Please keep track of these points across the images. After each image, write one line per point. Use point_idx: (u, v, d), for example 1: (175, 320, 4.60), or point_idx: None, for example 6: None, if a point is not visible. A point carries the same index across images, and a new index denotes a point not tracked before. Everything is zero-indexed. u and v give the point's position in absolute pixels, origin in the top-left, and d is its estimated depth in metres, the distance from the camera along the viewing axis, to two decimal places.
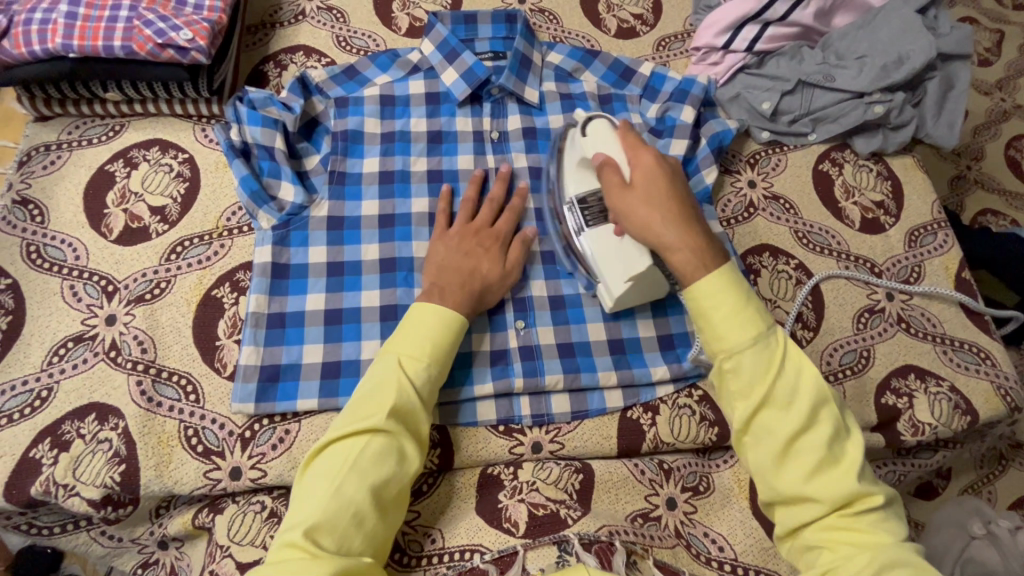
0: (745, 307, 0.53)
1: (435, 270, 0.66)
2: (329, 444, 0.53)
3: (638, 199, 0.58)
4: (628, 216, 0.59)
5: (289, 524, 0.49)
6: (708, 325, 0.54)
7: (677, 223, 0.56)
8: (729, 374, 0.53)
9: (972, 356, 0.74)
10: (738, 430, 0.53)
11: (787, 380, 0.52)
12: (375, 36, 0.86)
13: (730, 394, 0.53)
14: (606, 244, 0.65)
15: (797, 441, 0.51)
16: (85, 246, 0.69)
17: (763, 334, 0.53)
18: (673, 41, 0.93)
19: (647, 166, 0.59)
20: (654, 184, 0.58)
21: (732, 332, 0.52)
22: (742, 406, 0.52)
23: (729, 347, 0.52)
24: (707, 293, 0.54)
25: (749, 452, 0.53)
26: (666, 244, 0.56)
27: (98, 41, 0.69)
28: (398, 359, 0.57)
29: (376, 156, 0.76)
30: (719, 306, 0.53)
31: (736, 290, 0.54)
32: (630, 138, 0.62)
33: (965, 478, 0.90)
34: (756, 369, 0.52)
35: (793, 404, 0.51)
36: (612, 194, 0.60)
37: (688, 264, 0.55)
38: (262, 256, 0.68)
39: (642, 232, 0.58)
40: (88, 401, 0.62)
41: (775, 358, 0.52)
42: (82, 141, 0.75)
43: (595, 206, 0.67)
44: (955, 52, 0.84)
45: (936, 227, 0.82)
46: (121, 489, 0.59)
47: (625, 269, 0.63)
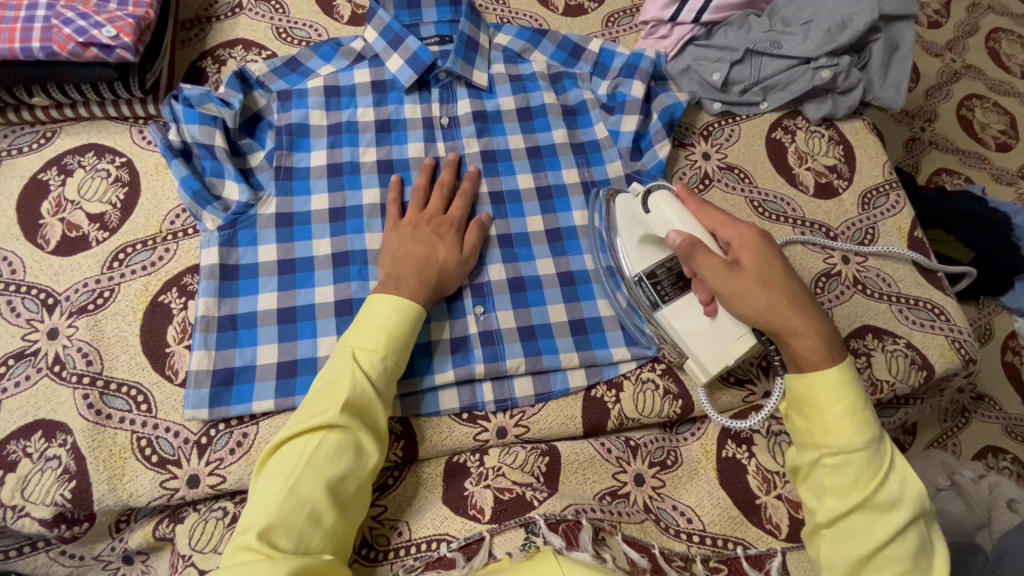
0: (861, 411, 0.53)
1: (390, 260, 0.65)
2: (283, 441, 0.52)
3: (754, 284, 0.58)
4: (743, 299, 0.58)
5: (243, 526, 0.48)
6: (817, 418, 0.54)
7: (798, 307, 0.57)
8: (827, 470, 0.53)
9: (926, 313, 0.76)
10: (820, 521, 0.53)
11: (891, 488, 0.51)
12: (316, 26, 0.84)
13: (823, 487, 0.53)
14: (696, 324, 0.63)
15: (883, 552, 0.49)
16: (21, 259, 0.67)
17: (874, 440, 0.53)
18: (622, 16, 0.92)
19: (750, 245, 0.60)
20: (765, 268, 0.59)
21: (842, 432, 0.52)
22: (835, 501, 0.52)
23: (835, 445, 0.52)
24: (822, 388, 0.54)
25: (825, 545, 0.52)
26: (792, 330, 0.57)
27: (14, 43, 0.65)
28: (352, 352, 0.56)
29: (323, 149, 0.75)
30: (834, 404, 0.53)
31: (854, 394, 0.53)
32: (715, 216, 0.63)
33: (931, 433, 0.93)
34: (861, 472, 0.51)
35: (889, 512, 0.50)
36: (719, 276, 0.59)
37: (813, 350, 0.55)
38: (208, 258, 0.67)
39: (763, 316, 0.58)
40: (33, 418, 0.60)
41: (881, 468, 0.52)
42: (12, 150, 0.72)
43: (666, 280, 0.66)
44: (897, 13, 0.84)
45: (887, 188, 0.83)
46: (74, 506, 0.57)
47: (726, 349, 0.62)
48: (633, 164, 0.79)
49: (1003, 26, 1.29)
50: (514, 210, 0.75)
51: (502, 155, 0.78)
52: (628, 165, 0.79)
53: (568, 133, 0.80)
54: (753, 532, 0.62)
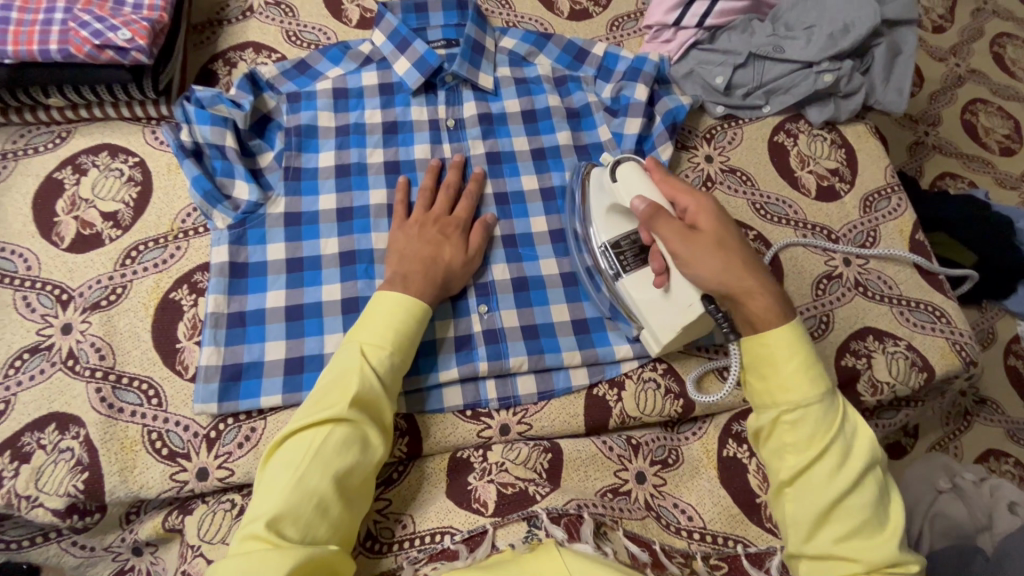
0: (813, 364, 0.54)
1: (396, 258, 0.66)
2: (292, 433, 0.53)
3: (710, 246, 0.58)
4: (699, 259, 0.57)
5: (251, 516, 0.49)
6: (773, 374, 0.54)
7: (752, 269, 0.57)
8: (786, 427, 0.53)
9: (927, 315, 0.76)
10: (783, 479, 0.53)
11: (846, 439, 0.52)
12: (325, 29, 0.85)
13: (782, 445, 0.53)
14: (653, 293, 0.64)
15: (844, 502, 0.50)
16: (36, 256, 0.68)
17: (828, 392, 0.53)
18: (627, 20, 0.93)
19: (706, 210, 0.60)
20: (720, 232, 0.59)
21: (797, 386, 0.53)
22: (795, 458, 0.52)
23: (793, 401, 0.52)
24: (777, 344, 0.54)
25: (789, 504, 0.52)
26: (746, 290, 0.56)
27: (33, 46, 0.66)
28: (361, 348, 0.57)
29: (331, 150, 0.76)
30: (788, 359, 0.54)
31: (806, 349, 0.54)
32: (673, 184, 0.63)
33: (932, 436, 0.93)
34: (818, 426, 0.52)
35: (846, 462, 0.51)
36: (678, 238, 0.58)
37: (769, 310, 0.55)
38: (218, 256, 0.68)
39: (719, 277, 0.57)
40: (47, 411, 0.61)
41: (836, 420, 0.52)
42: (28, 150, 0.73)
43: (629, 251, 0.67)
44: (900, 18, 0.85)
45: (889, 191, 0.84)
46: (86, 497, 0.59)
47: (677, 319, 0.62)
48: None
49: (1008, 31, 1.29)
50: (518, 210, 0.76)
51: (506, 156, 0.79)
52: None
53: (572, 135, 0.81)
54: (752, 529, 0.63)
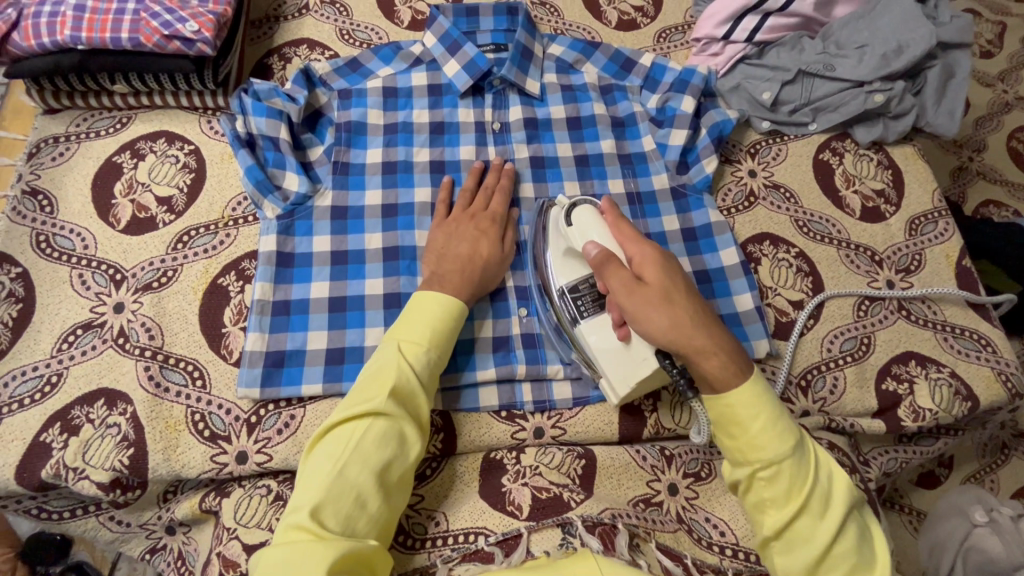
0: (779, 418, 0.52)
1: (438, 259, 0.67)
2: (332, 425, 0.54)
3: (656, 300, 0.55)
4: (647, 317, 0.55)
5: (294, 505, 0.50)
6: (742, 434, 0.52)
7: (702, 323, 0.55)
8: (762, 483, 0.51)
9: (973, 343, 0.75)
10: (768, 534, 0.51)
11: (823, 489, 0.51)
12: (377, 29, 0.87)
13: (761, 500, 0.52)
14: (609, 343, 0.62)
15: (832, 552, 0.49)
16: (93, 235, 0.71)
17: (798, 446, 0.51)
18: (674, 32, 0.93)
19: (652, 260, 0.58)
20: (668, 283, 0.56)
21: (768, 444, 0.51)
22: (776, 513, 0.51)
23: (766, 458, 0.51)
24: (742, 403, 0.52)
25: (778, 559, 0.51)
26: (698, 348, 0.54)
27: (105, 33, 0.69)
28: (398, 345, 0.58)
29: (379, 147, 0.77)
30: (754, 417, 0.52)
31: (769, 400, 0.52)
32: (624, 228, 0.61)
33: (967, 468, 0.91)
34: (793, 481, 0.50)
35: (826, 513, 0.50)
36: (625, 292, 0.57)
37: (725, 368, 0.53)
38: (267, 245, 0.69)
39: (668, 334, 0.55)
40: (97, 385, 0.63)
41: (809, 474, 0.51)
42: (90, 133, 0.76)
43: (588, 295, 0.64)
44: (955, 41, 0.84)
45: (936, 216, 0.82)
46: (130, 473, 0.60)
47: (632, 371, 0.60)
48: (680, 177, 0.80)
49: None
50: None
51: (550, 162, 0.80)
52: (673, 178, 0.80)
53: (616, 144, 0.81)
54: None
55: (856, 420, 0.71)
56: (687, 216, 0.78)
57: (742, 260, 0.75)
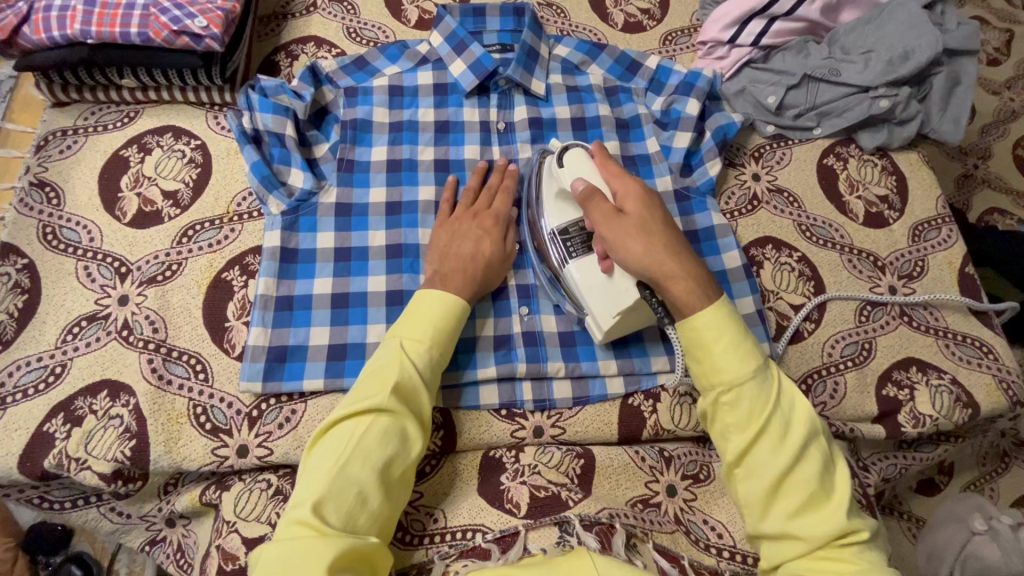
0: (743, 343, 0.54)
1: (440, 259, 0.67)
2: (335, 422, 0.54)
3: (633, 229, 0.58)
4: (623, 246, 0.58)
5: (295, 501, 0.50)
6: (706, 358, 0.55)
7: (675, 253, 0.58)
8: (725, 408, 0.54)
9: (974, 350, 0.74)
10: (731, 461, 0.53)
11: (783, 414, 0.52)
12: (385, 28, 0.88)
13: (724, 426, 0.54)
14: (594, 279, 0.63)
15: (789, 476, 0.51)
16: (98, 228, 0.71)
17: (760, 370, 0.54)
18: (680, 35, 0.94)
19: (634, 194, 0.61)
20: (646, 214, 0.59)
21: (729, 367, 0.53)
22: (738, 438, 0.53)
23: (727, 382, 0.53)
24: (707, 328, 0.55)
25: (740, 485, 0.53)
26: (669, 275, 0.57)
27: (115, 28, 0.70)
28: (401, 343, 0.58)
29: (384, 145, 0.77)
30: (718, 340, 0.55)
31: (734, 326, 0.55)
32: (611, 167, 0.63)
33: (967, 475, 0.91)
34: (753, 404, 0.52)
35: (786, 438, 0.52)
36: (605, 222, 0.60)
37: (691, 293, 0.56)
38: (271, 241, 0.70)
39: (642, 262, 0.58)
40: (100, 377, 0.63)
41: (770, 396, 0.53)
42: (98, 127, 0.76)
43: (577, 237, 0.65)
44: (962, 48, 0.84)
45: (940, 222, 0.82)
46: (131, 464, 0.61)
47: (616, 303, 0.61)
48: (683, 179, 0.80)
49: None
50: None
51: None
52: (677, 180, 0.80)
53: (620, 145, 0.81)
54: None
55: (855, 425, 0.71)
56: (689, 218, 0.78)
57: (744, 263, 0.76)
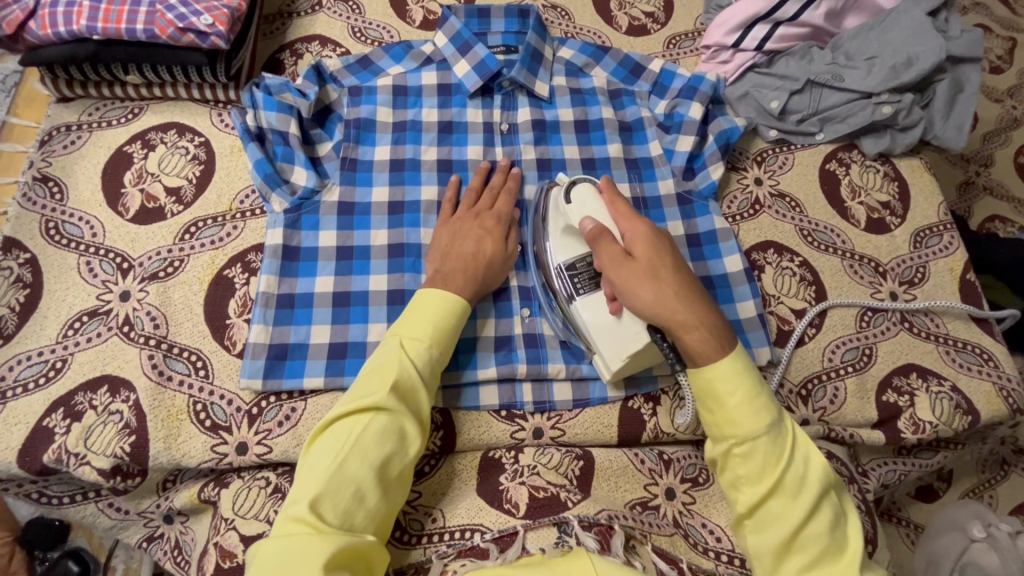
0: (758, 396, 0.54)
1: (442, 258, 0.67)
2: (334, 420, 0.54)
3: (644, 275, 0.58)
4: (634, 292, 0.58)
5: (293, 498, 0.50)
6: (720, 409, 0.55)
7: (688, 300, 0.57)
8: (737, 460, 0.54)
9: (974, 357, 0.74)
10: (742, 512, 0.53)
11: (798, 468, 0.52)
12: (389, 28, 0.88)
13: (737, 477, 0.54)
14: (603, 319, 0.63)
15: (803, 531, 0.50)
16: (101, 223, 0.71)
17: (775, 423, 0.54)
18: (684, 39, 0.94)
19: (644, 236, 0.60)
20: (658, 259, 0.59)
21: (744, 420, 0.53)
22: (750, 490, 0.53)
23: (741, 434, 0.53)
24: (721, 380, 0.55)
25: (750, 536, 0.53)
26: (681, 323, 0.57)
27: (121, 24, 0.70)
28: (400, 342, 0.58)
29: (388, 144, 0.78)
30: (731, 393, 0.55)
31: (749, 378, 0.55)
32: (619, 206, 0.62)
33: (966, 483, 0.91)
34: (767, 458, 0.52)
35: (800, 493, 0.51)
36: (615, 266, 0.59)
37: (705, 343, 0.56)
38: (273, 238, 0.70)
39: (653, 309, 0.57)
40: (101, 372, 0.63)
41: (785, 450, 0.53)
42: (102, 123, 0.76)
43: (584, 273, 0.65)
44: (965, 55, 0.84)
45: (942, 229, 0.82)
46: (130, 460, 0.61)
47: (623, 345, 0.61)
48: (686, 183, 0.80)
49: None
50: None
51: (556, 163, 0.80)
52: (680, 184, 0.80)
53: (623, 148, 0.81)
54: None
55: (855, 431, 0.71)
56: (692, 221, 0.78)
57: (745, 267, 0.76)
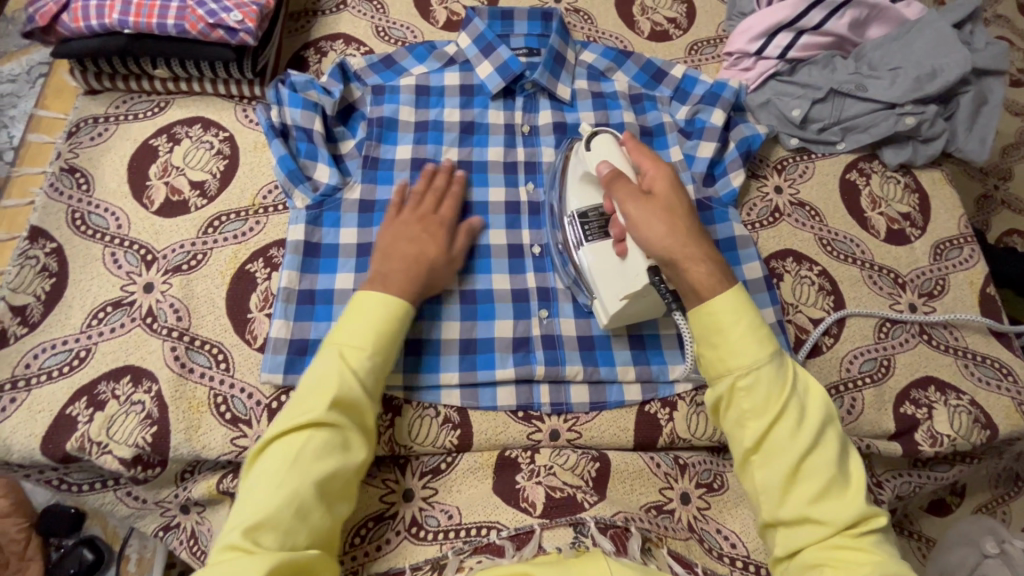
0: (759, 329, 0.56)
1: (384, 257, 0.65)
2: (275, 437, 0.54)
3: (661, 209, 0.59)
4: (650, 223, 0.58)
5: (232, 523, 0.50)
6: (724, 343, 0.56)
7: (698, 238, 0.59)
8: (742, 394, 0.55)
9: (994, 372, 0.74)
10: (749, 448, 0.54)
11: (799, 398, 0.55)
12: (412, 28, 0.88)
13: (742, 413, 0.55)
14: (607, 261, 0.63)
15: (807, 461, 0.53)
16: (127, 215, 0.72)
17: (775, 355, 0.56)
18: (705, 45, 0.94)
19: (663, 177, 0.62)
20: (674, 198, 0.61)
21: (746, 351, 0.55)
22: (756, 424, 0.54)
23: (745, 366, 0.55)
24: (724, 313, 0.56)
25: (757, 472, 0.54)
26: (691, 257, 0.58)
27: (152, 19, 0.71)
28: (340, 351, 0.58)
29: (409, 144, 0.78)
30: (735, 326, 0.56)
31: (750, 311, 0.57)
32: (643, 151, 0.64)
33: (979, 498, 0.90)
34: (770, 389, 0.54)
35: (803, 423, 0.54)
36: (634, 200, 0.60)
37: (711, 277, 0.57)
38: (295, 235, 0.70)
39: (666, 240, 0.58)
40: (123, 363, 0.64)
41: (787, 379, 0.55)
42: (128, 116, 0.77)
43: (595, 222, 0.66)
44: (989, 68, 0.84)
45: (962, 242, 0.82)
46: (152, 450, 0.61)
47: (623, 287, 0.62)
48: (706, 188, 0.80)
49: None
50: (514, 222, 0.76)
51: None
52: (700, 189, 0.80)
53: None
54: None
55: (873, 441, 0.71)
56: (711, 227, 0.78)
57: (765, 275, 0.76)
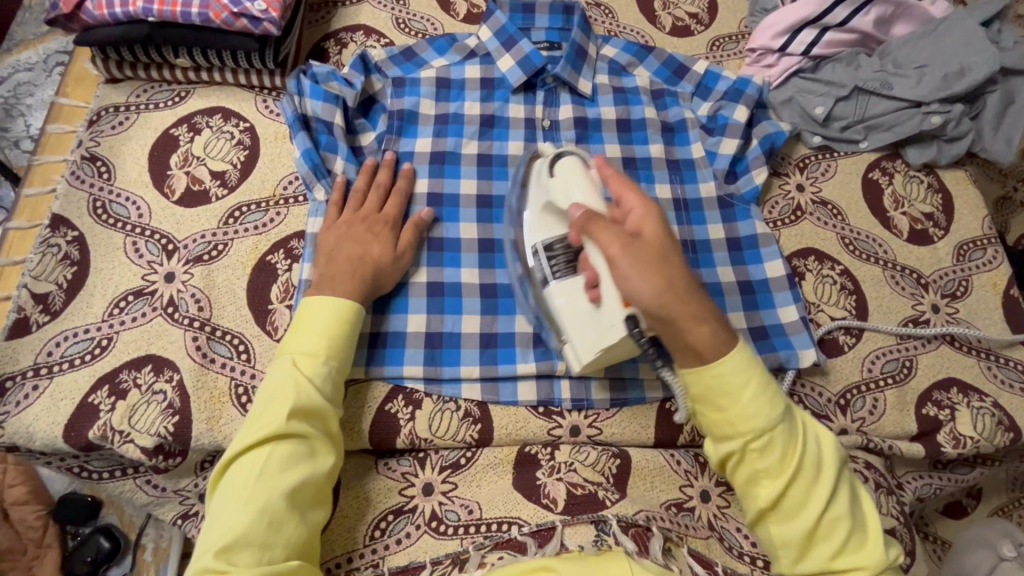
0: (767, 385, 0.51)
1: (329, 260, 0.64)
2: (235, 455, 0.52)
3: (653, 258, 0.52)
4: (640, 276, 0.51)
5: (202, 547, 0.48)
6: (731, 406, 0.51)
7: (694, 291, 0.52)
8: (754, 455, 0.51)
9: (1016, 374, 0.74)
10: (765, 507, 0.51)
11: (812, 451, 0.52)
12: (432, 19, 0.88)
13: (756, 474, 0.51)
14: (579, 307, 0.60)
15: (825, 517, 0.50)
16: (148, 204, 0.72)
17: (786, 409, 0.52)
18: (728, 41, 0.93)
19: (650, 218, 0.54)
20: (663, 242, 0.53)
21: (758, 413, 0.50)
22: (772, 484, 0.51)
23: (758, 428, 0.50)
24: (732, 371, 0.51)
25: (774, 528, 0.52)
26: (690, 315, 0.51)
27: (176, 7, 0.71)
28: (293, 360, 0.57)
29: (429, 137, 0.77)
30: (744, 387, 0.51)
31: (758, 366, 0.52)
32: (621, 184, 0.57)
33: (995, 501, 0.89)
34: (783, 448, 0.51)
35: (818, 477, 0.51)
36: (623, 247, 0.52)
37: (716, 336, 0.51)
38: (315, 226, 0.70)
39: (660, 296, 0.51)
40: (145, 351, 0.64)
41: (798, 434, 0.52)
42: (149, 105, 0.77)
43: (562, 257, 0.63)
44: (1018, 67, 0.83)
45: (986, 243, 0.81)
46: (173, 440, 0.61)
47: (596, 339, 0.58)
48: (727, 186, 0.80)
49: None
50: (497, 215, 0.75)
51: None
52: (721, 187, 0.79)
53: (665, 149, 0.81)
54: None
55: (894, 442, 0.70)
56: (733, 225, 0.78)
57: (788, 273, 0.75)
